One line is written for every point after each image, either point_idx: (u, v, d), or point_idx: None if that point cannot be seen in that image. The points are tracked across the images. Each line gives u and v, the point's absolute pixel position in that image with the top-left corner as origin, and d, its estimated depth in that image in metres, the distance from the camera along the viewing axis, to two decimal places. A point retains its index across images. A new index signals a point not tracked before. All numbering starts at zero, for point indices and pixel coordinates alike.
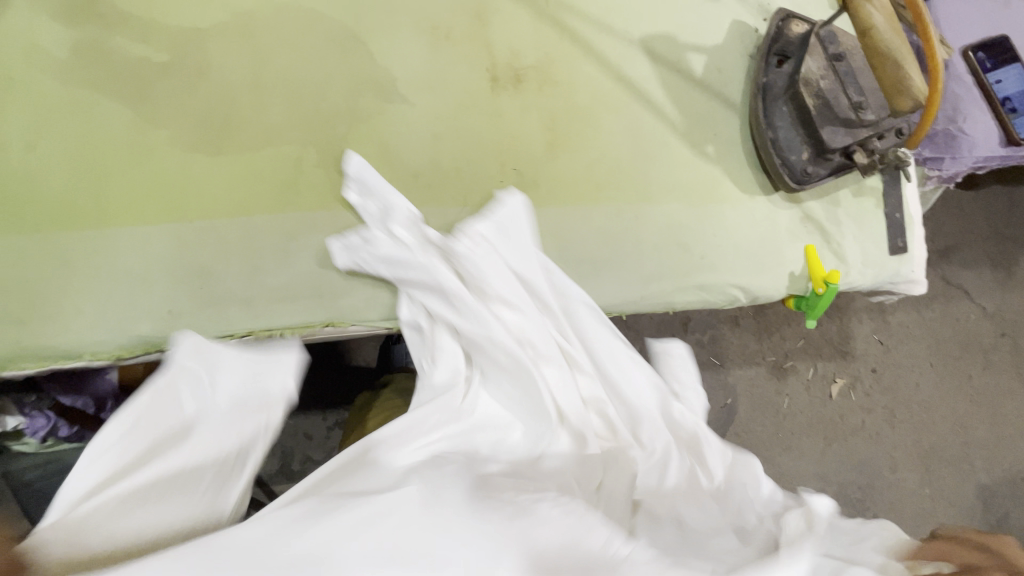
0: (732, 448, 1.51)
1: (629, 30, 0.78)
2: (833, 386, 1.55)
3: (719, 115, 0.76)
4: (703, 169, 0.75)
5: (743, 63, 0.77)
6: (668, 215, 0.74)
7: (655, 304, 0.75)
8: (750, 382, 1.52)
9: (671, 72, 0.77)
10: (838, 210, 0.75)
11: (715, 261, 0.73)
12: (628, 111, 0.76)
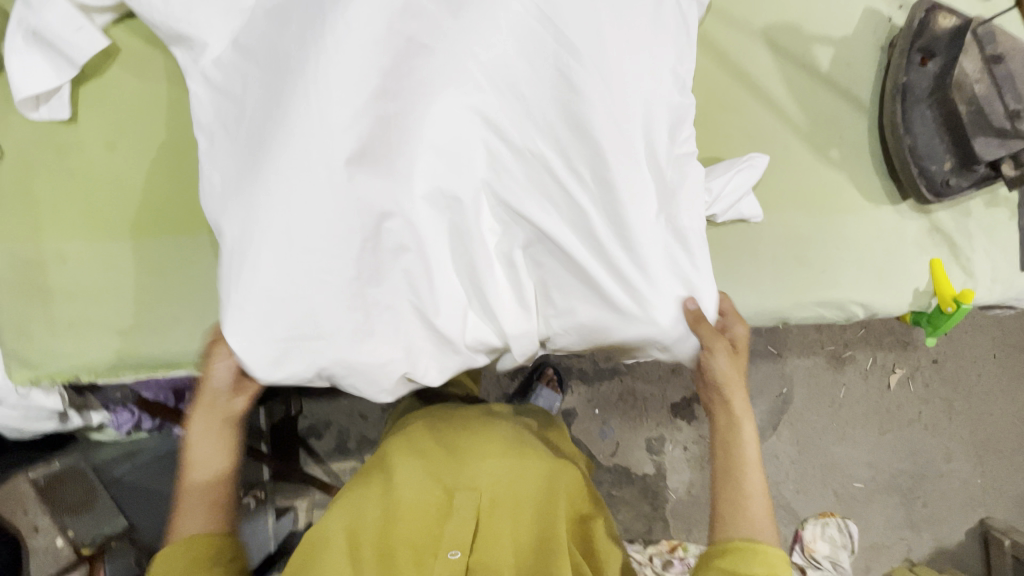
0: (784, 435, 1.52)
1: (751, 19, 0.71)
2: (890, 375, 1.54)
3: (844, 115, 0.71)
4: (827, 175, 0.70)
5: (873, 57, 0.71)
6: (787, 225, 0.70)
7: (769, 319, 0.72)
8: (806, 371, 1.53)
9: (795, 67, 0.71)
10: (969, 221, 0.70)
11: (837, 275, 0.69)
12: (748, 110, 0.70)
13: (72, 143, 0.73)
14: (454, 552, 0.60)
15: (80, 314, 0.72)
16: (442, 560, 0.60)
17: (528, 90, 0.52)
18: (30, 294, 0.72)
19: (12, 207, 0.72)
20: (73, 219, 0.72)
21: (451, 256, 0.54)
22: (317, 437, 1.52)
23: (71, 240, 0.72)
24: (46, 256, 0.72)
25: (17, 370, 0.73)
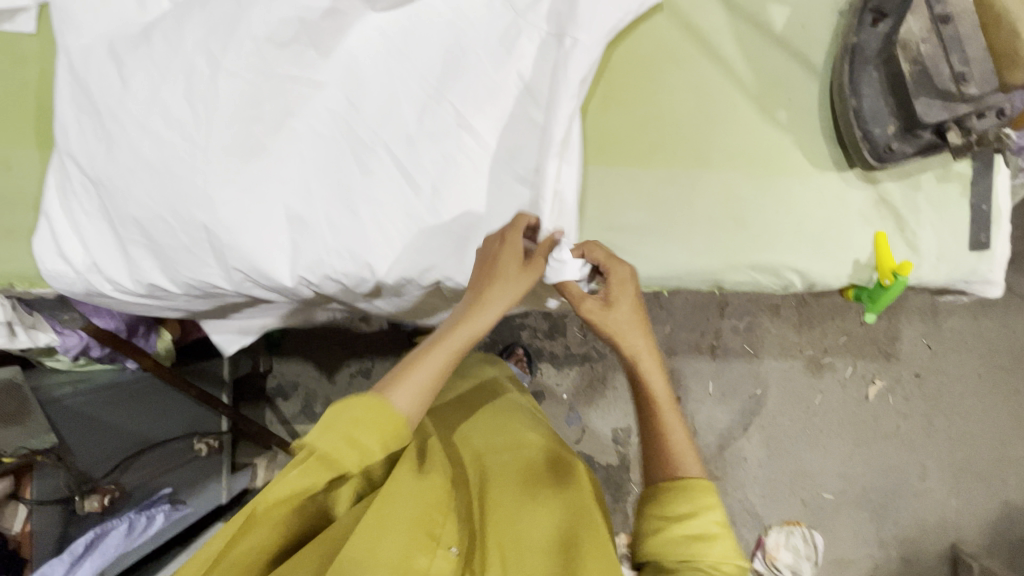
0: (754, 437, 1.47)
1: None
2: (869, 386, 1.48)
3: (795, 78, 0.69)
4: (772, 137, 0.68)
5: (830, 21, 0.69)
6: (726, 185, 0.68)
7: (701, 282, 0.70)
8: (782, 374, 1.48)
9: (748, 26, 0.69)
10: (917, 194, 0.68)
11: (772, 240, 0.67)
12: (695, 66, 0.69)
13: (26, 55, 0.74)
14: (455, 548, 0.55)
15: (16, 221, 0.73)
16: (442, 554, 0.54)
17: (392, 72, 0.66)
18: None
19: None
20: (21, 129, 0.73)
21: (334, 197, 0.65)
22: (283, 397, 1.51)
23: (16, 149, 0.73)
24: None
25: None
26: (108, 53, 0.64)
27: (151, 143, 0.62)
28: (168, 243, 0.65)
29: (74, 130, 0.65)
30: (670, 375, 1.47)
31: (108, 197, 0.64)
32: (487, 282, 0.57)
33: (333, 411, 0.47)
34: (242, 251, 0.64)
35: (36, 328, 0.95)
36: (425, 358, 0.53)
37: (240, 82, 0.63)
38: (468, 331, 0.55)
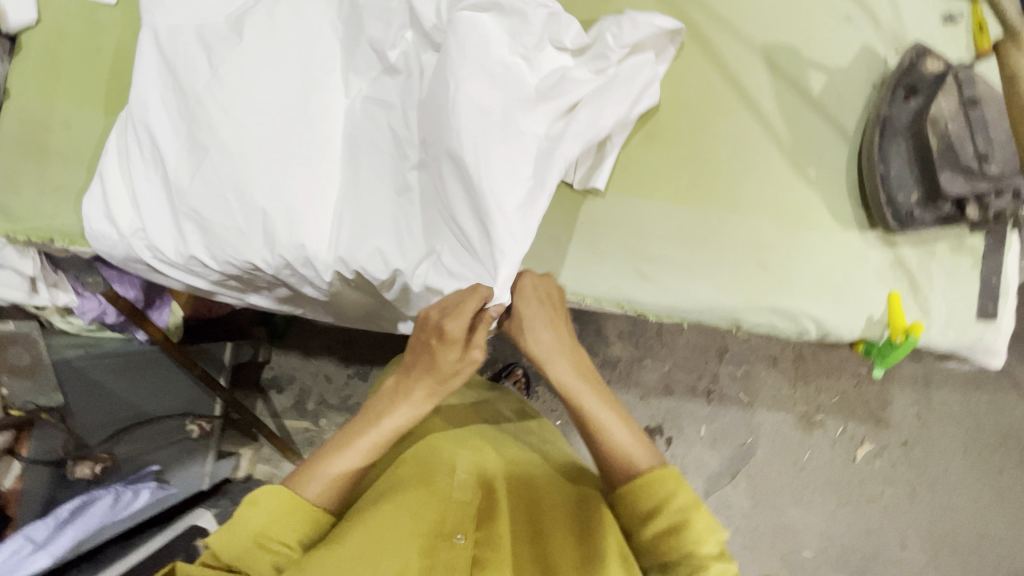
0: (741, 486, 1.48)
1: (752, 36, 0.75)
2: (857, 448, 1.51)
3: (827, 139, 0.74)
4: (801, 191, 0.73)
5: (863, 92, 0.74)
6: (754, 230, 0.72)
7: (722, 320, 0.72)
8: (774, 426, 1.50)
9: (787, 87, 0.74)
10: (932, 261, 0.72)
11: (795, 286, 0.70)
12: (735, 117, 0.74)
13: (107, 24, 0.78)
14: (458, 535, 0.53)
15: (70, 178, 0.76)
16: (446, 544, 0.52)
17: None
18: (33, 152, 0.76)
19: (39, 72, 0.77)
20: (89, 93, 0.76)
21: (386, 190, 0.68)
22: (278, 390, 1.50)
23: (82, 111, 0.76)
24: (56, 119, 0.76)
25: None
26: (200, 41, 0.69)
27: (226, 123, 0.66)
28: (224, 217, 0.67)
29: (152, 101, 0.69)
30: (664, 414, 1.49)
31: (171, 166, 0.67)
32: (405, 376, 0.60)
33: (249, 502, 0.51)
34: (294, 233, 0.66)
35: (58, 286, 0.96)
36: (340, 450, 0.55)
37: (313, 77, 0.68)
38: (369, 434, 0.57)
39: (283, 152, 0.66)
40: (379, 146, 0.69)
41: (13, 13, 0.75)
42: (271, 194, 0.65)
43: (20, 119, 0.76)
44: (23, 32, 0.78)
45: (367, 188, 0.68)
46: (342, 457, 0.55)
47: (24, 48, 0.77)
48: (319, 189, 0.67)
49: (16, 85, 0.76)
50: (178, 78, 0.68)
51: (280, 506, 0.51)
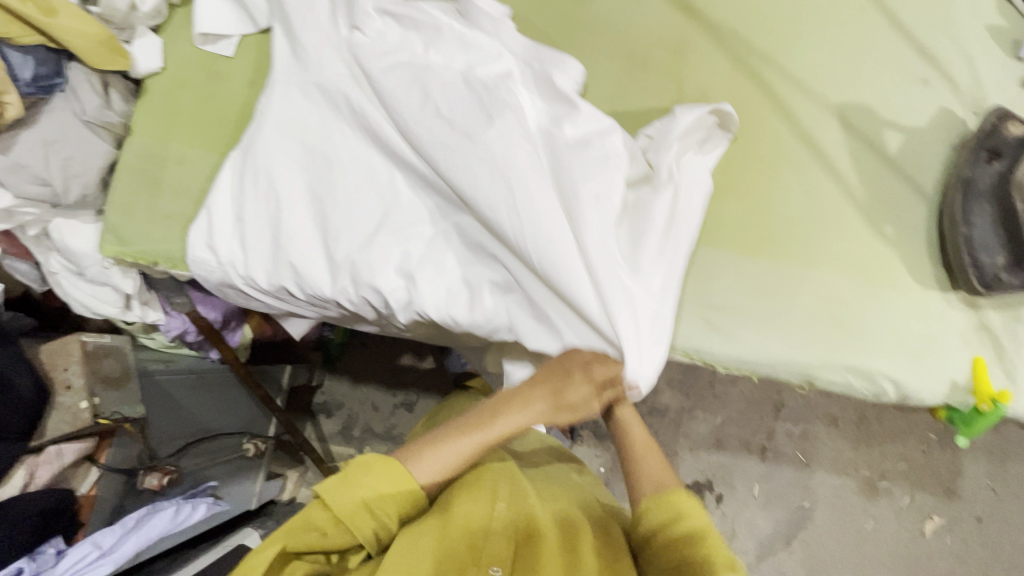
0: (796, 553, 1.40)
1: (827, 96, 0.76)
2: (925, 521, 1.40)
3: (906, 199, 0.73)
4: (879, 248, 0.72)
5: (942, 152, 0.74)
6: (829, 287, 0.71)
7: (795, 377, 0.71)
8: (833, 490, 1.42)
9: (864, 146, 0.75)
10: (1019, 327, 0.70)
11: (872, 347, 0.69)
12: (809, 174, 0.74)
13: (221, 72, 0.86)
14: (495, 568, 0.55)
15: (177, 209, 0.83)
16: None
17: None
18: (147, 184, 0.84)
19: (158, 112, 0.85)
20: (200, 133, 0.85)
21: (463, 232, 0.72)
22: (326, 415, 1.54)
23: (192, 149, 0.84)
24: (169, 156, 0.84)
25: (110, 242, 0.84)
26: (299, 91, 0.73)
27: (327, 171, 0.72)
28: (315, 258, 0.72)
29: (257, 143, 0.73)
30: (714, 470, 1.44)
31: (269, 202, 0.72)
32: (531, 385, 0.65)
33: (353, 473, 0.54)
34: (378, 272, 0.70)
35: (149, 305, 1.02)
36: (438, 446, 0.60)
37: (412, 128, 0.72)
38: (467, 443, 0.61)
39: (378, 196, 0.71)
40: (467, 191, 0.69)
41: (142, 62, 0.85)
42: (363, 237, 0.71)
43: (139, 154, 0.84)
44: (147, 78, 0.87)
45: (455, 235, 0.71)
46: (438, 456, 0.59)
47: (148, 91, 0.86)
48: (410, 235, 0.71)
49: (137, 123, 0.85)
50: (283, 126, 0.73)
51: (379, 488, 0.55)
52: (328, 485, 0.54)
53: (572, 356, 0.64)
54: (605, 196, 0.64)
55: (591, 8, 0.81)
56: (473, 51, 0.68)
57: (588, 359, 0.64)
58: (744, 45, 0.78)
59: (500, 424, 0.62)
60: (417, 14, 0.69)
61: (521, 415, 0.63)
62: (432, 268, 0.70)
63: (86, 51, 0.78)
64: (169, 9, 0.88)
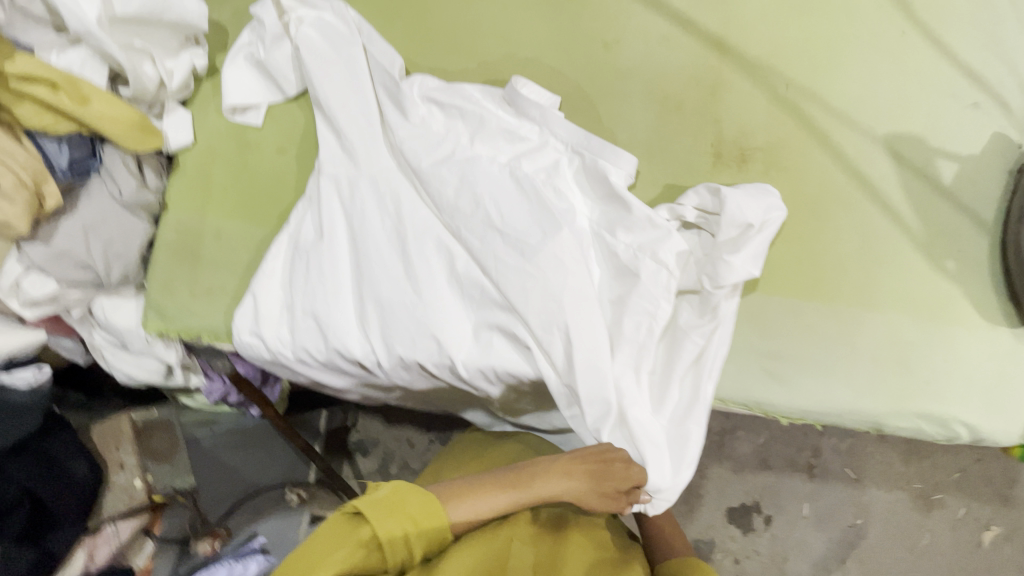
0: (852, 572, 1.37)
1: (873, 127, 0.74)
2: (984, 531, 1.36)
3: (965, 231, 0.70)
4: (941, 285, 0.69)
5: (999, 179, 0.71)
6: (891, 328, 0.68)
7: (860, 423, 0.69)
8: (885, 504, 1.38)
9: (917, 178, 0.72)
10: None
11: (941, 390, 0.66)
12: (861, 210, 0.72)
13: (251, 142, 0.86)
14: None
15: (218, 282, 0.83)
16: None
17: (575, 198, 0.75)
18: (186, 260, 0.84)
19: (192, 186, 0.86)
20: (236, 204, 0.85)
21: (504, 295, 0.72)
22: (363, 453, 1.49)
23: (229, 221, 0.84)
24: (207, 229, 0.84)
25: (153, 320, 0.84)
26: (355, 177, 0.79)
27: (387, 247, 0.77)
28: (382, 331, 0.76)
29: (307, 224, 0.79)
30: (760, 491, 1.41)
31: (316, 278, 0.77)
32: (571, 460, 0.67)
33: (398, 496, 0.57)
34: (440, 341, 0.73)
35: (189, 369, 1.01)
36: (479, 497, 0.62)
37: (444, 200, 0.75)
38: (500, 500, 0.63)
39: (416, 267, 0.75)
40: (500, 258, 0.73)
41: (174, 138, 0.85)
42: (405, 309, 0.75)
43: (177, 230, 0.85)
44: (178, 152, 0.87)
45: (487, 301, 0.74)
46: (464, 499, 0.61)
47: (180, 165, 0.87)
48: (444, 303, 0.74)
49: (172, 199, 0.86)
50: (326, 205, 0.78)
51: (420, 518, 0.57)
52: (372, 508, 0.56)
53: (615, 451, 0.68)
54: (621, 264, 0.72)
55: (619, 53, 0.80)
56: (519, 138, 0.77)
57: (627, 459, 0.68)
58: (782, 80, 0.76)
59: (528, 485, 0.65)
60: (464, 106, 0.77)
61: (551, 483, 0.65)
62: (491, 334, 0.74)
63: (120, 136, 0.78)
64: (196, 82, 0.88)
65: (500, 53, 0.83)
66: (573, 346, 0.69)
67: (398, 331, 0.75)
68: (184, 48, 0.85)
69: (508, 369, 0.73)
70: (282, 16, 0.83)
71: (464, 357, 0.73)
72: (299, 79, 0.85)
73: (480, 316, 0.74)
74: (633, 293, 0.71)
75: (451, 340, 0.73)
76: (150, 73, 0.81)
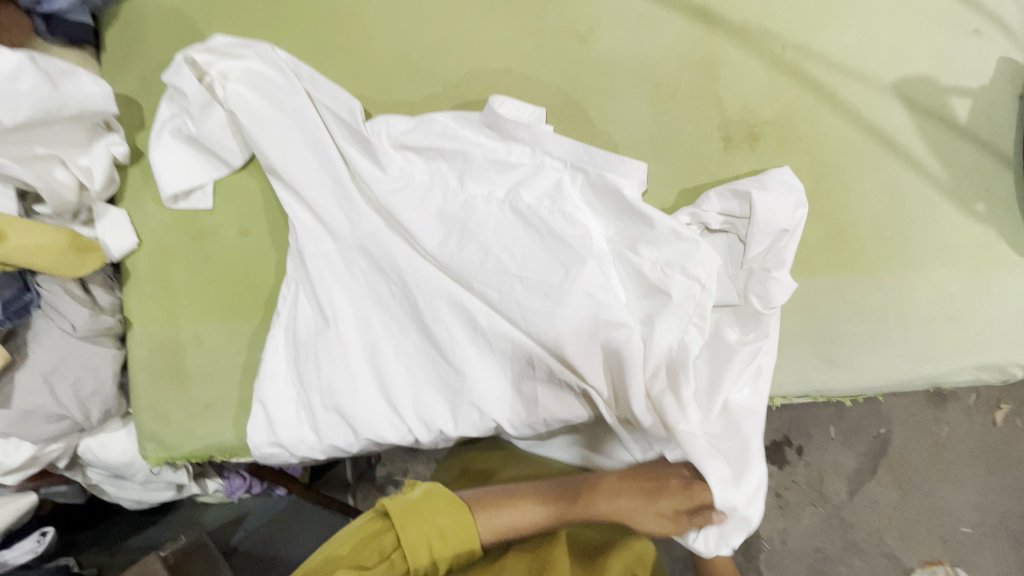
0: (883, 478, 1.40)
1: (880, 75, 0.69)
2: (995, 411, 1.42)
3: (989, 169, 0.68)
4: (975, 230, 0.67)
5: (1012, 108, 0.69)
6: (937, 286, 0.67)
7: (920, 384, 0.69)
8: (904, 409, 1.43)
9: (933, 122, 0.68)
10: None
11: (994, 338, 0.66)
12: (884, 169, 0.68)
13: (206, 228, 0.75)
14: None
15: (216, 393, 0.74)
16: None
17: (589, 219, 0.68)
18: (171, 377, 0.74)
19: (154, 294, 0.75)
20: (208, 302, 0.75)
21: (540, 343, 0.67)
22: (396, 486, 1.33)
23: (206, 323, 0.74)
24: (184, 338, 0.74)
25: (153, 450, 0.75)
26: (340, 248, 0.71)
27: (399, 316, 0.71)
28: (417, 409, 0.69)
29: (298, 310, 0.71)
30: (788, 425, 1.43)
31: (325, 369, 0.69)
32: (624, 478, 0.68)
33: (429, 499, 0.58)
34: (480, 407, 0.67)
35: (204, 476, 0.94)
36: (511, 509, 0.64)
37: (448, 250, 0.68)
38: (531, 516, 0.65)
39: (433, 330, 0.68)
40: (523, 301, 0.66)
41: (114, 244, 0.73)
42: (436, 380, 0.69)
43: (151, 347, 0.74)
44: (125, 257, 0.75)
45: (520, 350, 0.67)
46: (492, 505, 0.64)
47: (132, 272, 0.75)
48: (473, 363, 0.68)
49: (134, 313, 0.75)
50: (315, 287, 0.70)
51: (445, 528, 0.58)
52: (398, 512, 0.57)
53: (672, 467, 0.68)
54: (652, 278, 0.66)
55: (596, 44, 0.72)
56: (512, 166, 0.69)
57: (687, 476, 0.66)
58: (778, 42, 0.70)
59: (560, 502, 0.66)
60: (443, 143, 0.69)
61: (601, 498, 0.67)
62: (534, 384, 0.68)
63: (53, 264, 0.65)
64: (123, 172, 0.76)
65: (466, 69, 0.73)
66: (626, 380, 0.66)
67: (433, 404, 0.69)
68: (95, 137, 0.71)
69: (558, 415, 0.68)
70: (203, 76, 0.70)
71: (511, 415, 0.68)
72: (244, 146, 0.73)
73: (517, 368, 0.68)
74: (672, 311, 0.66)
75: (490, 400, 0.67)
76: (64, 178, 0.68)
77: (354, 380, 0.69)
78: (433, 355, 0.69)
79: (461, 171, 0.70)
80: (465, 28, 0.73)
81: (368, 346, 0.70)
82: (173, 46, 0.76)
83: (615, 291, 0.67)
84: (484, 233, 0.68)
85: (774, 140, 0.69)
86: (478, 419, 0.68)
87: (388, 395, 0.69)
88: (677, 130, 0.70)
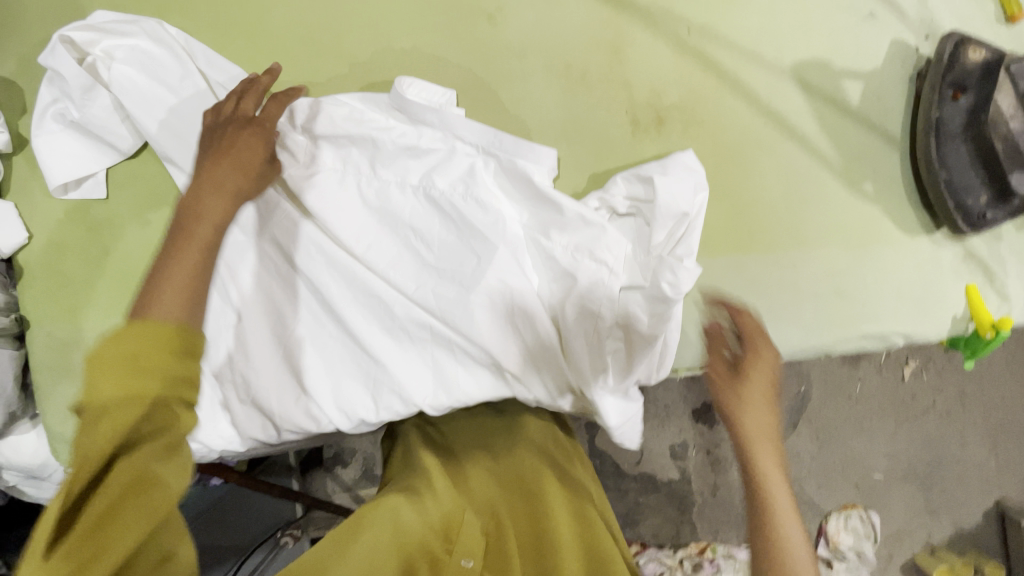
0: (803, 433, 1.52)
1: (781, 58, 0.71)
2: (904, 367, 1.53)
3: (878, 150, 0.72)
4: (862, 208, 0.71)
5: (901, 90, 0.72)
6: (826, 262, 0.71)
7: (814, 354, 0.73)
8: (823, 368, 1.53)
9: (827, 105, 0.71)
10: (1000, 245, 0.73)
11: (879, 309, 0.71)
12: (781, 150, 0.71)
13: (101, 220, 0.71)
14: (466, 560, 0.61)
15: None
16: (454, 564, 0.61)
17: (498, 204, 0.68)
18: (76, 376, 0.72)
19: (51, 291, 0.71)
20: (110, 298, 0.72)
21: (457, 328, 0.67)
22: (342, 463, 1.37)
23: (110, 320, 0.72)
24: (88, 336, 0.71)
25: (65, 453, 0.73)
26: (250, 241, 0.69)
27: (314, 306, 0.69)
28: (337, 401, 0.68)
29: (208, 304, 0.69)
30: None
31: (241, 362, 0.68)
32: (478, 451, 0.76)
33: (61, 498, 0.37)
34: (400, 393, 0.67)
35: None
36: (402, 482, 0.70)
37: (365, 237, 0.68)
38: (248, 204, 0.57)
39: (348, 318, 0.67)
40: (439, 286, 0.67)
41: (3, 240, 0.69)
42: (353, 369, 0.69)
43: (53, 348, 0.71)
44: (16, 252, 0.71)
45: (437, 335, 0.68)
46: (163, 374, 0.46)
47: (25, 268, 0.71)
48: (391, 350, 0.68)
49: (31, 311, 0.71)
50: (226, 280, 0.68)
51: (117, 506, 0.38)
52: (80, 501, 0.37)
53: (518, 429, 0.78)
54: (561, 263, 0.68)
55: (506, 25, 0.71)
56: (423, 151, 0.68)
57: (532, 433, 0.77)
58: (683, 23, 0.71)
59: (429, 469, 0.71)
60: (352, 129, 0.68)
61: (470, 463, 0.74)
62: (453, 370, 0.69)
63: None
64: (6, 162, 0.71)
65: (372, 50, 0.71)
66: (540, 364, 0.68)
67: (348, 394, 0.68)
68: None
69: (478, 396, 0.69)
70: (85, 58, 0.66)
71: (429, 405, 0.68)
72: (138, 133, 0.69)
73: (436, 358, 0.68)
74: (583, 295, 0.67)
75: (408, 385, 0.67)
76: None
77: (271, 371, 0.68)
78: (352, 344, 0.69)
79: (370, 157, 0.68)
80: (369, 6, 0.70)
81: (281, 338, 0.69)
82: (51, 22, 0.70)
83: (527, 276, 0.68)
84: (396, 220, 0.68)
85: (679, 124, 0.71)
86: (397, 405, 0.68)
87: (305, 386, 0.68)
88: (585, 115, 0.71)
